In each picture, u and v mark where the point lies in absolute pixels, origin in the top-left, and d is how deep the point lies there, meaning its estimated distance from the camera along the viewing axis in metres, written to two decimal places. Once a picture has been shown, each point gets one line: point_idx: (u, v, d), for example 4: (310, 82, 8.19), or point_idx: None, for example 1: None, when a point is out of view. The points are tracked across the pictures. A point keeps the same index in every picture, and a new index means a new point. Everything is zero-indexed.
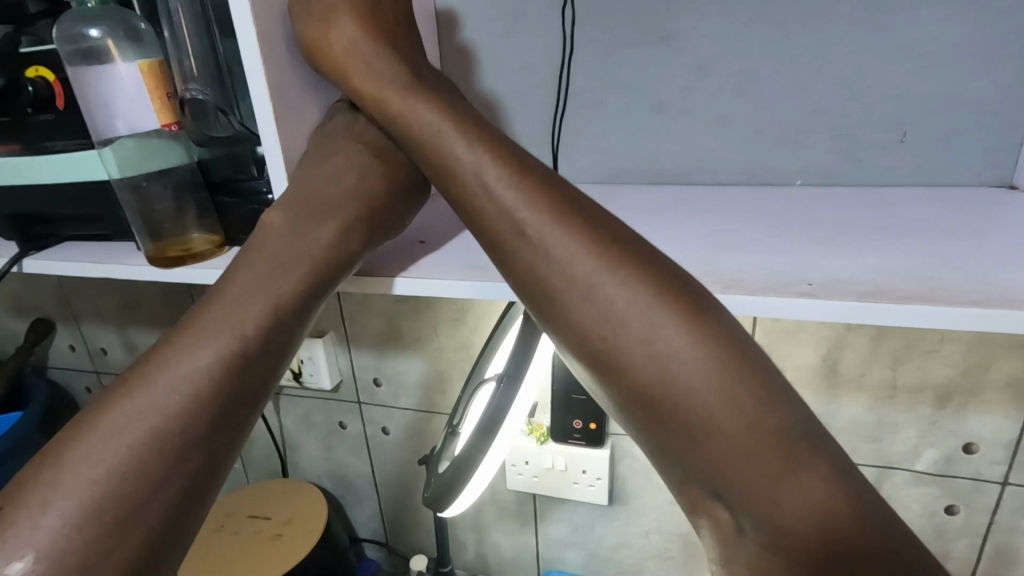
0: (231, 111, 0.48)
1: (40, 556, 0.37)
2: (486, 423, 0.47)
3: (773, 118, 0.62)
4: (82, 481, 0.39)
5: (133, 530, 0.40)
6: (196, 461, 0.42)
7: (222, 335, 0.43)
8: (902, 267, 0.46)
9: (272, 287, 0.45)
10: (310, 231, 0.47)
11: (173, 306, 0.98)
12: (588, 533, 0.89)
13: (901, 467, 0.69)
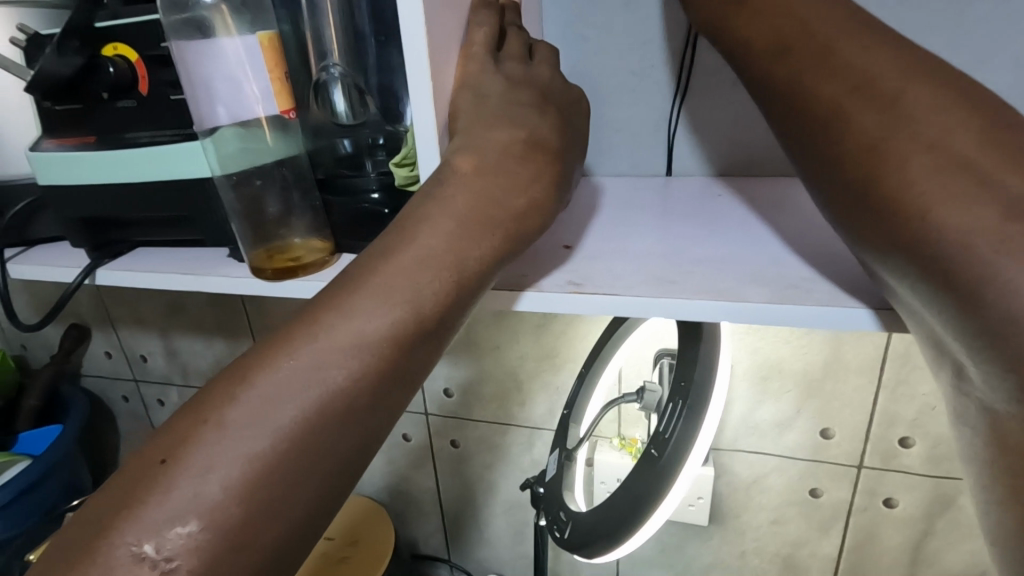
0: (367, 92, 0.42)
1: (203, 525, 0.27)
2: (663, 466, 0.39)
3: None
4: (250, 427, 0.29)
5: (291, 504, 0.29)
6: (346, 449, 0.31)
7: (417, 254, 0.34)
8: None
9: (470, 205, 0.35)
10: (518, 160, 0.38)
11: (225, 310, 0.92)
12: (678, 552, 0.83)
13: None
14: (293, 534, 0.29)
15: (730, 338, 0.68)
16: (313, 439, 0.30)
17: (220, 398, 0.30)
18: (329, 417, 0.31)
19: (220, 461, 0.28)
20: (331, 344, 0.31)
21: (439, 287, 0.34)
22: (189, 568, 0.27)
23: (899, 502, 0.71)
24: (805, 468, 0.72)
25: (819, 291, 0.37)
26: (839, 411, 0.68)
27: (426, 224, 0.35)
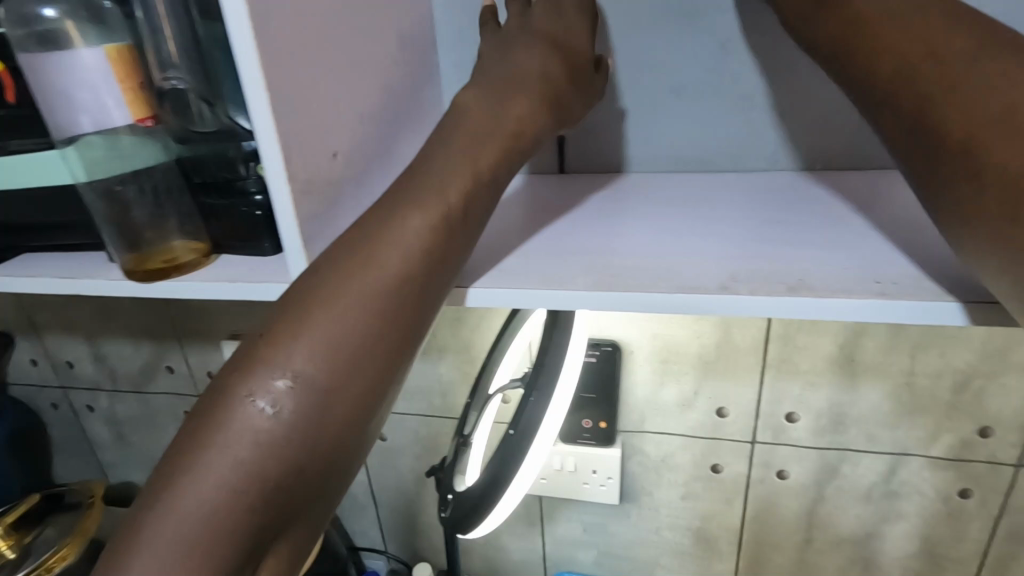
0: (218, 103, 0.43)
1: (298, 376, 0.35)
2: (516, 440, 0.44)
3: (799, 100, 0.59)
4: (331, 302, 0.36)
5: (367, 363, 0.36)
6: (409, 318, 0.38)
7: (453, 162, 0.41)
8: (919, 256, 0.43)
9: (487, 124, 0.43)
10: (511, 97, 0.45)
11: (150, 312, 0.92)
12: (599, 531, 0.87)
13: (916, 453, 0.70)
14: (371, 382, 0.36)
15: (632, 324, 0.72)
16: (382, 310, 0.37)
17: (304, 284, 0.38)
18: (390, 293, 0.37)
19: (306, 330, 0.36)
20: (382, 237, 0.38)
21: (464, 186, 0.41)
22: (291, 409, 0.34)
23: (790, 473, 0.76)
24: (705, 445, 0.77)
25: (641, 280, 0.42)
26: (732, 390, 0.72)
27: (446, 144, 0.42)
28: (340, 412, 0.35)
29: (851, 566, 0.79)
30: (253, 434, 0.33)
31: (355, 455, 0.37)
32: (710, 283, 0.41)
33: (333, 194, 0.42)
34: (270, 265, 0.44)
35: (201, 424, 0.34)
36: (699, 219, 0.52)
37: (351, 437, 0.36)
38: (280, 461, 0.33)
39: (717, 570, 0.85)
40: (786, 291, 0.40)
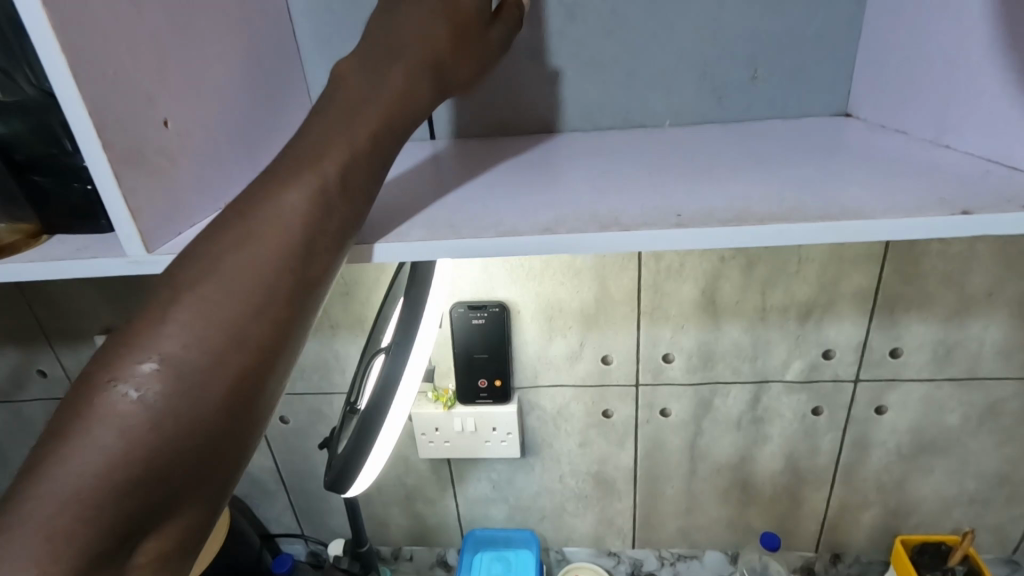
0: (15, 72, 0.40)
1: (167, 360, 0.33)
2: (379, 391, 0.46)
3: (644, 61, 0.63)
4: (203, 282, 0.34)
5: (244, 344, 0.34)
6: (292, 294, 0.36)
7: (340, 127, 0.39)
8: (769, 190, 0.41)
9: (380, 83, 0.40)
10: (403, 55, 0.41)
11: (9, 314, 0.85)
12: (507, 486, 0.91)
13: (775, 379, 0.78)
14: (250, 365, 0.34)
15: (516, 286, 0.75)
16: (259, 288, 0.35)
17: (177, 265, 0.35)
18: (268, 269, 0.35)
19: (178, 311, 0.34)
20: (258, 214, 0.36)
21: (348, 159, 0.38)
22: (160, 393, 0.32)
23: (672, 410, 0.82)
24: (594, 393, 0.81)
25: (469, 227, 0.39)
26: (612, 338, 0.77)
27: (320, 121, 0.39)
28: (214, 396, 0.33)
29: (731, 489, 0.88)
30: (116, 420, 0.31)
31: (238, 440, 0.35)
32: (534, 223, 0.39)
33: (168, 165, 0.41)
34: (107, 241, 0.42)
35: (65, 416, 0.32)
36: (563, 167, 0.51)
37: (229, 421, 0.34)
38: (144, 450, 0.31)
39: (617, 508, 0.91)
40: (642, 223, 0.37)
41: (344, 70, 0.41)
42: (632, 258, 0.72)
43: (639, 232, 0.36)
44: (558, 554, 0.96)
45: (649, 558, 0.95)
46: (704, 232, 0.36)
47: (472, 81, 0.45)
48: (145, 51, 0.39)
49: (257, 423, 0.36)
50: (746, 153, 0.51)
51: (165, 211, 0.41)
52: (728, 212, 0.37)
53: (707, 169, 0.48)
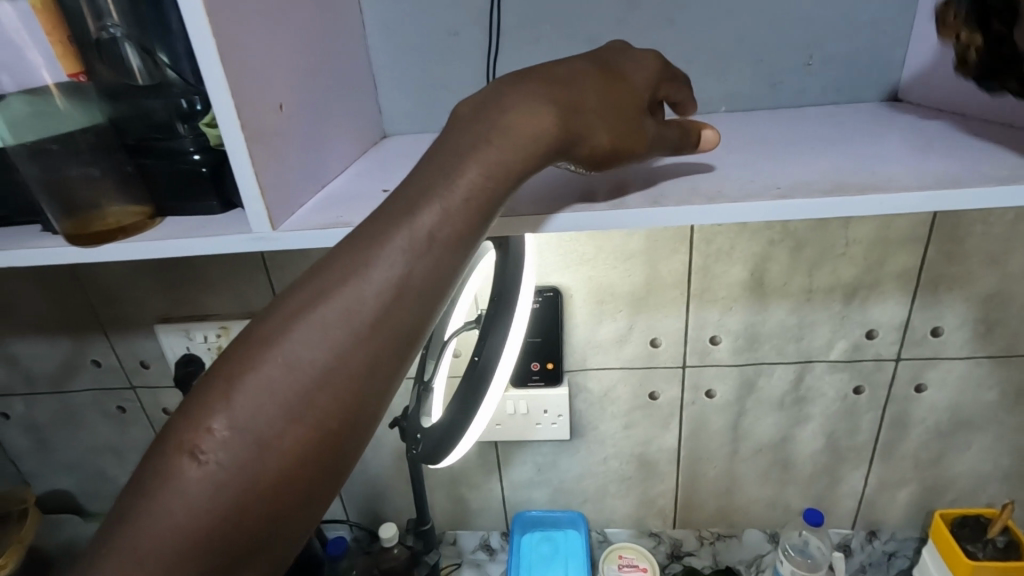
0: (153, 51, 0.44)
1: (232, 428, 0.34)
2: (481, 366, 0.48)
3: (701, 48, 0.65)
4: (275, 348, 0.35)
5: (306, 422, 0.34)
6: (360, 372, 0.35)
7: (438, 185, 0.37)
8: (845, 169, 0.45)
9: (497, 141, 0.39)
10: (539, 125, 0.40)
11: (65, 302, 0.86)
12: (552, 469, 0.94)
13: (818, 359, 0.81)
14: (315, 438, 0.34)
15: (570, 270, 0.77)
16: (325, 363, 0.35)
17: (256, 321, 0.36)
18: (337, 342, 0.35)
19: (248, 376, 0.34)
20: (345, 273, 0.36)
21: (442, 215, 0.37)
22: (221, 463, 0.33)
23: (717, 391, 0.84)
24: (641, 374, 0.84)
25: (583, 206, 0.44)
26: (662, 321, 0.80)
27: (432, 160, 0.39)
28: (272, 470, 0.34)
29: (772, 468, 0.90)
30: (179, 484, 0.33)
31: (297, 513, 0.35)
32: (643, 200, 0.44)
33: (280, 144, 0.43)
34: (224, 220, 0.44)
35: (145, 465, 0.34)
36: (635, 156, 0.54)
37: (288, 496, 0.34)
38: (208, 517, 0.33)
39: (659, 489, 0.94)
40: (749, 197, 0.41)
41: (466, 111, 0.41)
42: (683, 241, 0.74)
43: (744, 204, 0.41)
44: (600, 536, 0.99)
45: (689, 538, 0.97)
46: (807, 203, 0.40)
47: (610, 151, 0.43)
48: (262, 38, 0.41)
49: (319, 494, 0.36)
50: (808, 140, 0.54)
51: (283, 192, 0.43)
52: (825, 184, 0.42)
53: (780, 154, 0.51)
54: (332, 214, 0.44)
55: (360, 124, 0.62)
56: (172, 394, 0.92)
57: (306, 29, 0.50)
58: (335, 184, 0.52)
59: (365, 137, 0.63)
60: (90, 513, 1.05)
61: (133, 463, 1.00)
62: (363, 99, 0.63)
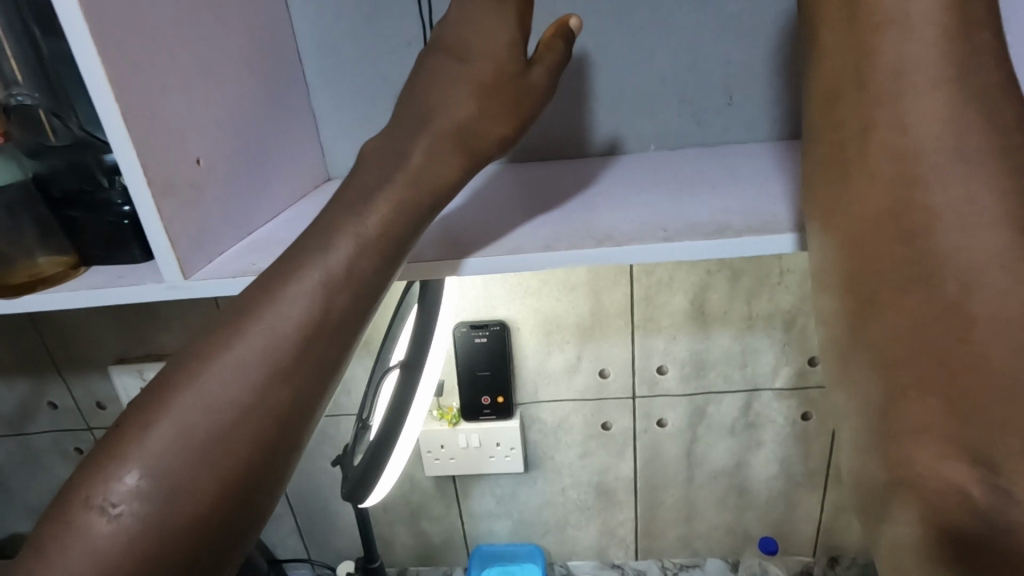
0: (66, 116, 0.48)
1: (145, 476, 0.34)
2: (398, 402, 0.51)
3: (629, 91, 0.68)
4: (188, 396, 0.36)
5: (220, 465, 0.35)
6: (274, 411, 0.37)
7: (343, 233, 0.40)
8: (733, 214, 0.49)
9: (400, 181, 0.42)
10: (424, 142, 0.43)
11: (20, 343, 0.87)
12: (511, 501, 0.94)
13: (764, 386, 0.82)
14: (230, 482, 0.35)
15: (517, 302, 0.79)
16: (240, 405, 0.36)
17: (168, 371, 0.38)
18: (250, 383, 0.37)
19: (161, 426, 0.35)
20: (259, 311, 0.38)
21: (350, 258, 0.39)
22: (134, 514, 0.34)
23: (668, 421, 0.86)
24: (593, 406, 0.85)
25: (489, 248, 0.47)
26: (609, 352, 0.81)
27: (342, 199, 0.42)
28: (187, 519, 0.34)
29: (728, 495, 0.91)
30: (93, 537, 0.33)
31: (218, 561, 0.35)
32: (544, 242, 0.47)
33: (196, 197, 0.46)
34: (145, 269, 0.46)
35: (53, 526, 0.34)
36: (564, 204, 0.56)
37: (206, 544, 0.35)
38: (120, 571, 0.33)
39: (619, 519, 0.94)
40: (636, 239, 0.45)
41: (373, 148, 0.44)
42: (624, 274, 0.76)
43: (633, 246, 0.44)
44: (562, 568, 0.98)
45: (652, 569, 0.97)
46: (688, 244, 0.44)
47: (516, 132, 0.46)
48: (173, 95, 0.45)
49: (239, 539, 0.36)
50: (725, 184, 0.57)
51: (198, 240, 0.46)
52: (708, 227, 0.46)
53: (686, 198, 0.54)
54: (246, 260, 0.46)
55: (300, 167, 0.64)
56: None
57: (234, 85, 0.52)
58: (265, 229, 0.54)
59: (305, 181, 0.65)
60: None
61: None
62: (305, 145, 0.66)
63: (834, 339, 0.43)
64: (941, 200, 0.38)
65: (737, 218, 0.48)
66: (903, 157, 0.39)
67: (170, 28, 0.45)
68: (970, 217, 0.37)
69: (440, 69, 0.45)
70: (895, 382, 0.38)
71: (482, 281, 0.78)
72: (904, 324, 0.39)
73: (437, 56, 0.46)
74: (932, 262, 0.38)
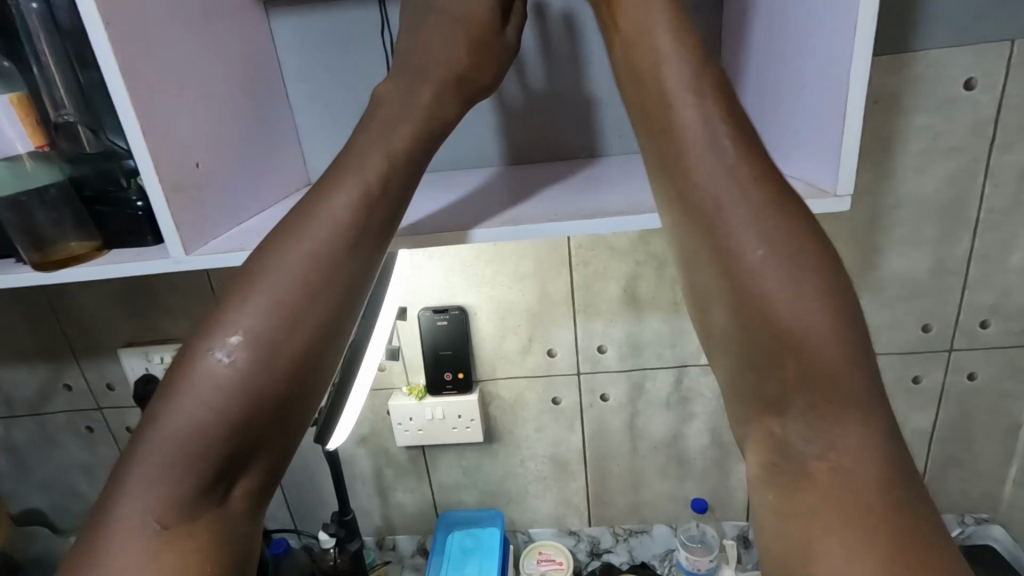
0: (101, 131, 0.60)
1: (247, 334, 0.45)
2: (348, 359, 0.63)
3: (560, 109, 0.82)
4: (271, 276, 0.47)
5: (305, 323, 0.47)
6: (339, 283, 0.49)
7: (380, 151, 0.52)
8: (621, 203, 0.62)
9: (416, 114, 0.54)
10: (426, 91, 0.55)
11: (41, 330, 0.99)
12: (475, 472, 1.05)
13: (692, 362, 0.94)
14: (312, 337, 0.47)
15: (473, 290, 0.91)
16: (311, 280, 0.48)
17: (250, 260, 0.48)
18: (319, 263, 0.48)
19: (254, 298, 0.46)
20: (317, 210, 0.49)
21: (384, 171, 0.51)
22: (243, 361, 0.45)
23: (610, 395, 0.97)
24: (544, 381, 0.96)
25: (422, 230, 0.60)
26: (556, 333, 0.93)
27: (369, 129, 0.53)
28: (283, 364, 0.46)
29: (667, 463, 1.02)
30: (213, 378, 0.44)
31: (306, 396, 0.48)
32: (465, 224, 0.61)
33: (197, 193, 0.59)
34: (155, 250, 0.58)
35: (175, 375, 0.45)
36: (498, 200, 0.69)
37: (298, 382, 0.47)
38: (238, 400, 0.44)
39: (573, 487, 1.05)
40: (533, 220, 0.58)
41: (386, 93, 0.56)
42: (565, 264, 0.89)
43: (530, 225, 0.58)
44: (525, 536, 1.09)
45: (604, 535, 1.07)
46: (572, 224, 0.57)
47: (495, 79, 0.60)
48: (180, 116, 0.57)
49: (318, 382, 0.48)
50: (629, 183, 0.69)
51: (198, 229, 0.58)
52: (594, 212, 0.59)
53: (592, 193, 0.67)
54: (235, 241, 0.59)
55: (284, 173, 0.76)
56: (135, 413, 1.03)
57: (229, 106, 0.65)
58: (252, 220, 0.66)
59: (290, 183, 0.78)
60: (61, 530, 1.15)
61: (101, 480, 1.10)
62: (289, 155, 0.78)
63: (697, 322, 0.50)
64: (740, 238, 0.44)
65: (623, 205, 0.61)
66: (700, 191, 0.46)
67: (183, 67, 0.58)
68: (757, 250, 0.44)
69: (427, 29, 0.57)
70: (733, 359, 0.46)
71: (442, 272, 0.90)
72: (730, 335, 0.46)
73: (420, 26, 0.58)
74: (735, 260, 0.45)
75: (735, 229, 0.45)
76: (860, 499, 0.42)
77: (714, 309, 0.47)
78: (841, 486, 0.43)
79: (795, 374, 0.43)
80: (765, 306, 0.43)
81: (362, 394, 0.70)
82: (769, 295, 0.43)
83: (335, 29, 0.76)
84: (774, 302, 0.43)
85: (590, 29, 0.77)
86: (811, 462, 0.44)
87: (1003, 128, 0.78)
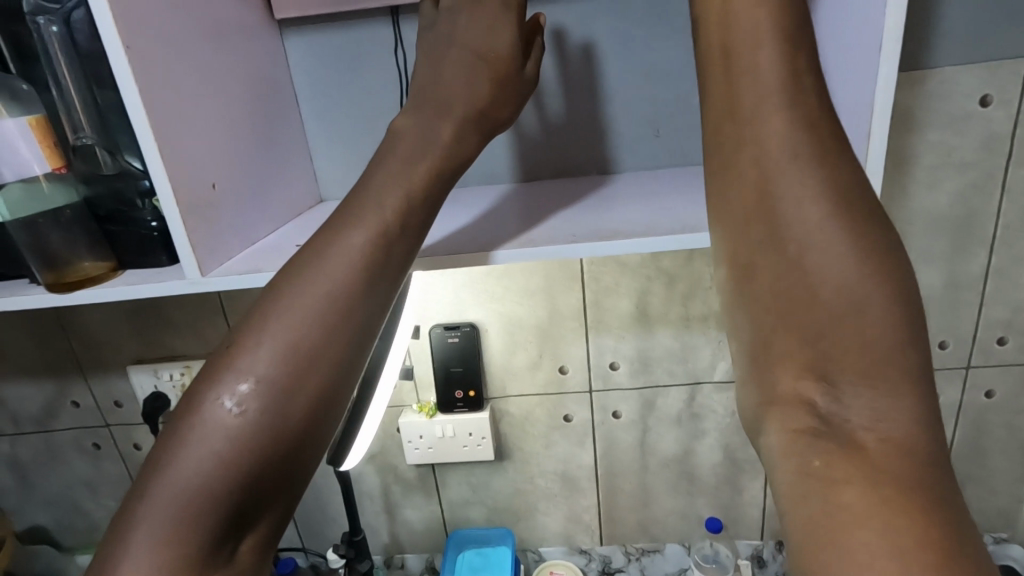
0: (117, 152, 0.60)
1: (258, 381, 0.45)
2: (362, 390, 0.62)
3: (572, 126, 0.81)
4: (283, 320, 0.47)
5: (316, 370, 0.46)
6: (351, 328, 0.48)
7: (396, 190, 0.52)
8: (636, 223, 0.61)
9: (434, 150, 0.54)
10: (443, 130, 0.55)
11: (49, 347, 0.98)
12: (485, 489, 1.04)
13: (706, 379, 0.93)
14: (324, 384, 0.46)
15: (483, 306, 0.90)
16: (323, 325, 0.47)
17: (262, 303, 0.48)
18: (332, 307, 0.48)
19: (265, 344, 0.46)
20: (331, 252, 0.49)
21: (398, 212, 0.51)
22: (253, 410, 0.44)
23: (622, 412, 0.96)
24: (554, 399, 0.96)
25: (439, 251, 0.60)
26: (567, 351, 0.92)
27: (387, 163, 0.53)
28: (293, 413, 0.45)
29: (678, 481, 1.01)
30: (222, 426, 0.44)
31: (315, 443, 0.47)
32: (481, 245, 0.60)
33: (212, 215, 0.58)
34: (169, 271, 0.58)
35: (184, 423, 0.44)
36: (512, 219, 0.68)
37: (308, 430, 0.46)
38: (246, 451, 0.43)
39: (583, 505, 1.04)
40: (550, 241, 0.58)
41: (405, 125, 0.56)
42: (576, 280, 0.88)
43: (546, 247, 0.57)
44: (535, 555, 1.07)
45: (616, 554, 1.06)
46: (588, 245, 0.57)
47: (514, 113, 0.59)
48: (197, 139, 0.57)
49: (328, 429, 0.48)
50: (644, 202, 0.69)
51: (213, 249, 0.58)
52: (610, 233, 0.59)
53: (606, 212, 0.67)
54: (251, 262, 0.59)
55: (297, 191, 0.76)
56: (142, 430, 1.03)
57: (244, 126, 0.65)
58: (265, 240, 0.66)
59: (302, 201, 0.78)
60: (66, 547, 1.14)
61: (108, 497, 1.09)
62: (302, 173, 0.78)
63: (739, 289, 0.50)
64: (798, 207, 0.45)
65: (638, 225, 0.61)
66: (763, 156, 0.47)
67: (200, 89, 0.58)
68: (819, 221, 0.45)
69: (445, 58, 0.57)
70: (780, 326, 0.47)
71: (453, 288, 0.90)
72: (786, 304, 0.46)
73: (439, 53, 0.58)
74: (795, 228, 0.45)
75: (799, 197, 0.45)
76: (909, 490, 0.40)
77: (762, 277, 0.48)
78: (887, 465, 0.42)
79: (842, 344, 0.44)
80: (824, 278, 0.44)
81: (374, 418, 0.69)
82: (832, 268, 0.44)
83: (348, 48, 0.77)
84: (836, 276, 0.44)
85: (601, 48, 0.78)
86: (856, 438, 0.44)
87: (1018, 144, 0.78)
